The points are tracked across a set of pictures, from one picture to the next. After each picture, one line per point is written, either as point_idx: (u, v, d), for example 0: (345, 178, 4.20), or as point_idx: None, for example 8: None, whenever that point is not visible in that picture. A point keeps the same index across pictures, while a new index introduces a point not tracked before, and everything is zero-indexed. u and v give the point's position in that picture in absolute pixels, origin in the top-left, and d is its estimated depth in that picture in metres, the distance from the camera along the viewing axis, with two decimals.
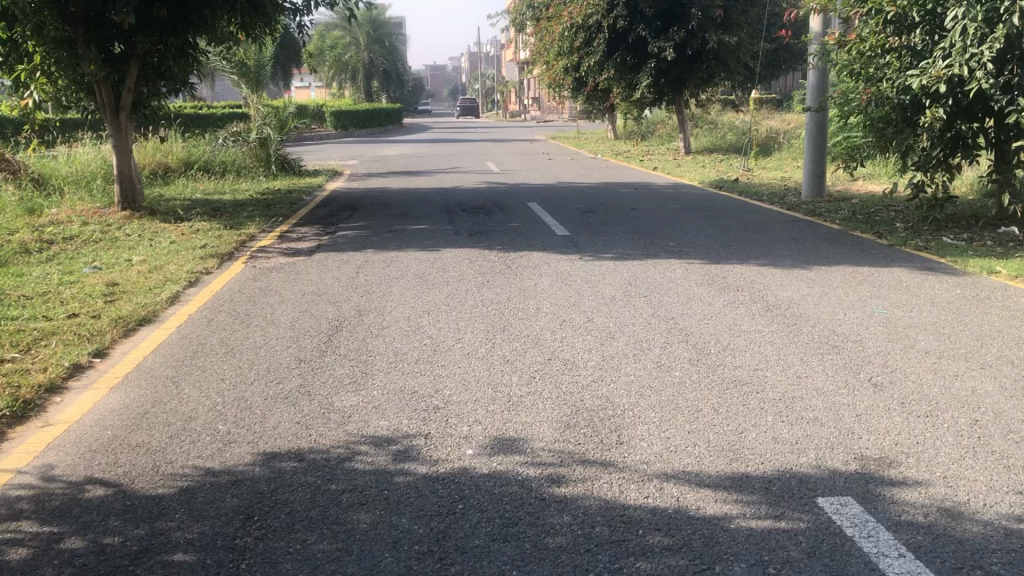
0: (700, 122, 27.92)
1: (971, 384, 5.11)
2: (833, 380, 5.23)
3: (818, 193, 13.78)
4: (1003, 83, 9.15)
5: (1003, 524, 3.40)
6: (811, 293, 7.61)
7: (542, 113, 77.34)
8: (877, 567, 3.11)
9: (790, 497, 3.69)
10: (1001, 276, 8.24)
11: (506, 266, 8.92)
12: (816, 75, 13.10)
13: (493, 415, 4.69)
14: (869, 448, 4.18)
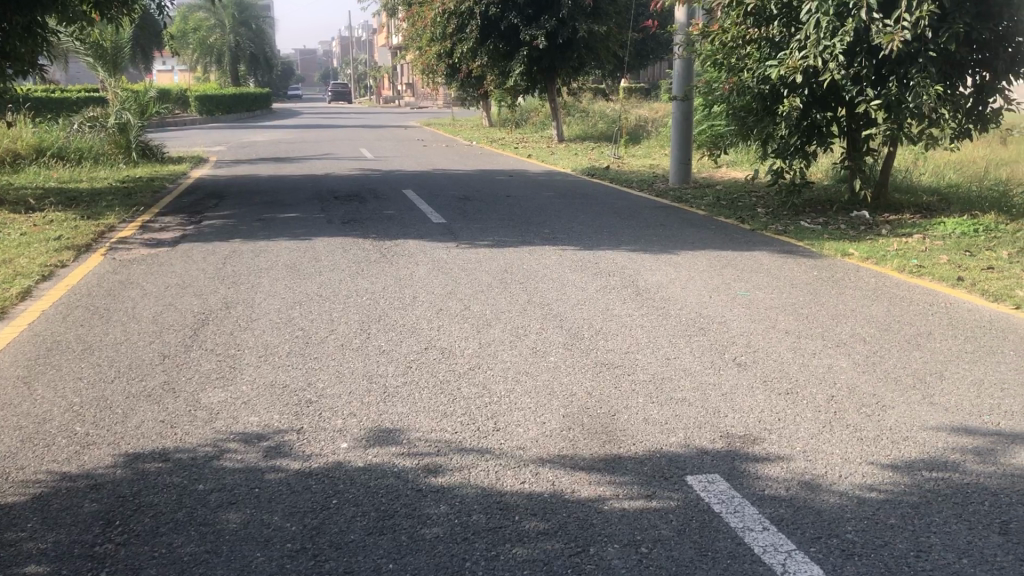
0: (572, 110, 28.32)
1: (827, 361, 5.38)
2: (700, 360, 5.41)
3: (684, 179, 14.22)
4: (853, 74, 9.64)
5: (857, 494, 3.59)
6: (679, 278, 7.83)
7: (417, 99, 76.82)
8: (743, 541, 3.23)
9: (661, 476, 3.79)
10: (853, 258, 8.71)
11: (381, 254, 8.81)
12: (681, 65, 13.49)
13: (368, 406, 4.63)
14: (734, 426, 4.34)
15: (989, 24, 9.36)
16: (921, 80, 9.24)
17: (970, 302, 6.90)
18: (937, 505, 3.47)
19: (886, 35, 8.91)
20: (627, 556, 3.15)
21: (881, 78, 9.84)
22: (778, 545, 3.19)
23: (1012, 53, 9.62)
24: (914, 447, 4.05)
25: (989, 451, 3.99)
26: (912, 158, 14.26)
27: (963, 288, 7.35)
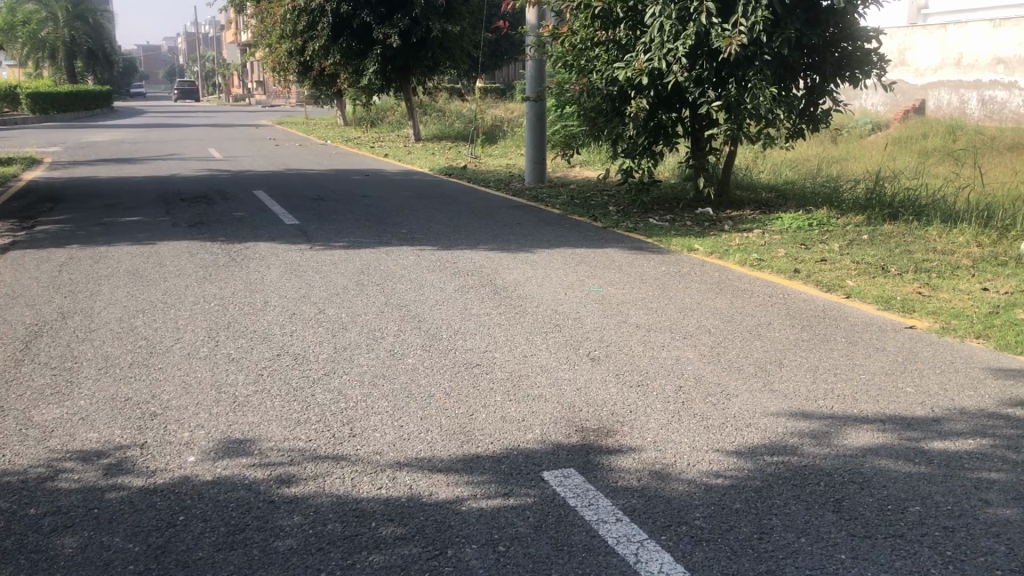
0: (428, 109, 28.26)
1: (676, 353, 5.57)
2: (556, 357, 5.49)
3: (539, 178, 14.42)
4: (695, 76, 10.05)
5: (704, 481, 3.73)
6: (535, 275, 7.94)
7: (269, 97, 74.85)
8: (598, 533, 3.29)
9: (518, 473, 3.82)
10: (698, 253, 9.06)
11: (231, 258, 8.52)
12: (534, 66, 13.68)
13: (217, 417, 4.46)
14: (589, 420, 4.43)
15: (817, 30, 9.96)
16: (757, 82, 9.72)
17: (806, 293, 7.30)
18: (778, 488, 3.65)
19: (724, 39, 9.36)
20: (485, 556, 3.16)
21: (721, 79, 10.29)
22: (631, 535, 3.27)
23: (839, 58, 10.25)
24: (756, 432, 4.24)
25: (823, 434, 4.22)
26: (752, 158, 14.98)
27: (798, 279, 7.78)
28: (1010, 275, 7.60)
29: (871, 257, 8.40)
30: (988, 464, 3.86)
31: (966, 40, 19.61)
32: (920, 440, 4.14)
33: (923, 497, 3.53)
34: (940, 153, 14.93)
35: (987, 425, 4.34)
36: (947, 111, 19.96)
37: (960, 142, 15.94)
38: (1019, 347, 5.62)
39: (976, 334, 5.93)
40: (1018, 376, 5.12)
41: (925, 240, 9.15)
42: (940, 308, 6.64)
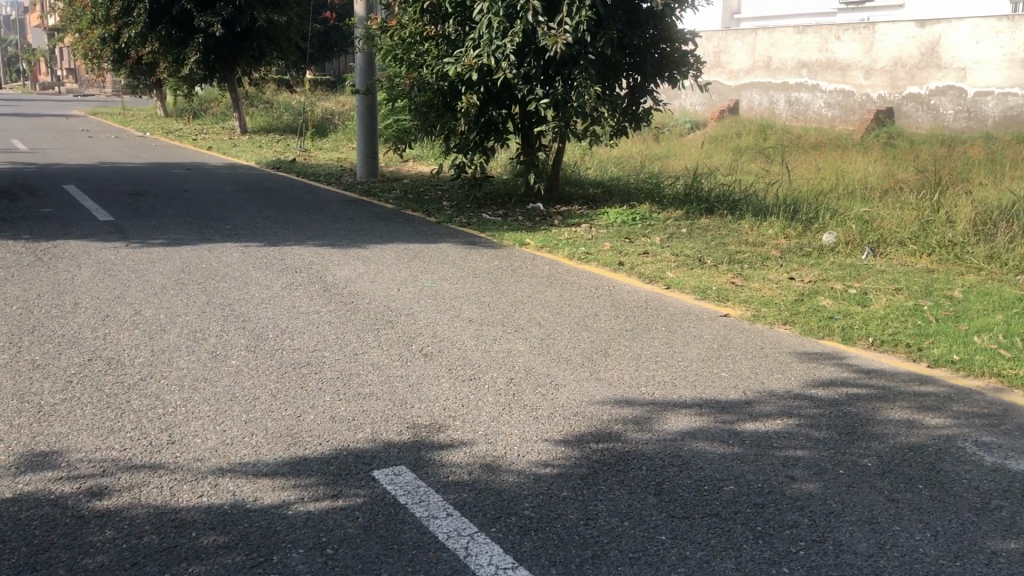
0: (255, 101, 27.36)
1: (506, 346, 5.64)
2: (387, 354, 5.43)
3: (371, 173, 14.24)
4: (523, 73, 10.21)
5: (533, 471, 3.79)
6: (366, 271, 7.84)
7: (80, 86, 70.30)
8: (428, 529, 3.28)
9: (348, 473, 3.76)
10: (529, 248, 9.21)
11: (36, 257, 7.93)
12: (363, 58, 13.49)
13: (19, 429, 4.13)
14: (420, 416, 4.41)
15: (638, 31, 10.33)
16: (583, 81, 9.99)
17: (630, 285, 7.56)
18: (603, 474, 3.76)
19: (550, 37, 9.58)
20: (312, 559, 3.08)
21: (549, 77, 10.51)
22: (461, 530, 3.28)
23: (659, 58, 10.67)
24: (582, 421, 4.35)
25: (645, 420, 4.39)
26: (580, 155, 15.39)
27: (624, 272, 8.05)
28: (813, 265, 8.16)
29: (690, 250, 8.81)
30: (793, 442, 4.12)
31: (773, 45, 20.86)
32: (733, 422, 4.37)
33: (736, 476, 3.73)
34: (751, 151, 15.83)
35: (793, 405, 4.64)
36: (758, 112, 21.14)
37: (769, 140, 16.94)
38: (821, 331, 6.05)
39: (783, 321, 6.33)
40: (821, 359, 5.50)
41: (739, 233, 9.68)
42: (751, 297, 7.04)
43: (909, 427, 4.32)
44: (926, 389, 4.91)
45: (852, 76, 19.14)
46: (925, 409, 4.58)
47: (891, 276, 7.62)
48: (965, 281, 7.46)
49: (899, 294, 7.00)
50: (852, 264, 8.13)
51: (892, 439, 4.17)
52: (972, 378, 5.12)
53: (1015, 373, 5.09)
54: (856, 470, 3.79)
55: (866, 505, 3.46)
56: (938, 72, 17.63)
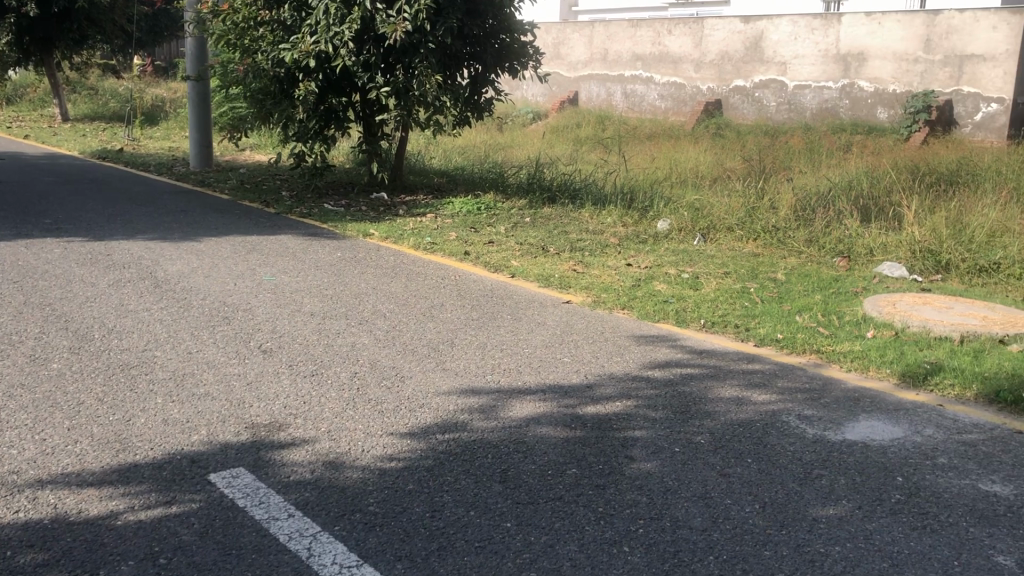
0: (77, 87, 25.72)
1: (350, 340, 5.53)
2: (223, 352, 5.22)
3: (205, 163, 13.66)
4: (362, 61, 10.05)
5: (377, 466, 3.74)
6: (201, 266, 7.51)
7: None
8: (269, 532, 3.18)
9: (181, 478, 3.59)
10: (373, 238, 9.10)
11: None
12: (194, 43, 12.90)
13: None
14: (259, 415, 4.26)
15: (478, 21, 10.37)
16: (423, 69, 9.94)
17: (474, 274, 7.59)
18: (448, 465, 3.76)
19: (389, 25, 9.54)
20: (142, 571, 2.93)
21: (389, 65, 10.40)
22: (303, 530, 3.20)
23: (499, 48, 10.74)
24: (428, 413, 4.33)
25: (490, 408, 4.42)
26: (423, 145, 15.31)
27: (468, 261, 8.07)
28: (649, 251, 8.45)
29: (533, 238, 8.94)
30: (632, 423, 4.25)
31: (610, 37, 21.39)
32: (576, 407, 4.46)
33: (578, 459, 3.81)
34: (591, 141, 16.21)
35: (632, 387, 4.79)
36: (596, 103, 21.66)
37: (608, 131, 17.40)
38: (657, 315, 6.28)
39: (621, 306, 6.52)
40: (658, 341, 5.71)
41: (580, 221, 9.90)
42: (591, 283, 7.21)
43: (738, 404, 4.54)
44: (753, 367, 5.19)
45: (683, 69, 19.90)
46: (752, 385, 4.83)
47: (720, 261, 7.97)
48: (787, 264, 7.92)
49: (728, 278, 7.34)
50: (685, 250, 8.48)
51: (723, 416, 4.37)
52: (794, 354, 5.45)
53: (832, 348, 5.44)
54: (691, 447, 3.95)
55: (700, 481, 3.60)
56: (761, 66, 18.56)
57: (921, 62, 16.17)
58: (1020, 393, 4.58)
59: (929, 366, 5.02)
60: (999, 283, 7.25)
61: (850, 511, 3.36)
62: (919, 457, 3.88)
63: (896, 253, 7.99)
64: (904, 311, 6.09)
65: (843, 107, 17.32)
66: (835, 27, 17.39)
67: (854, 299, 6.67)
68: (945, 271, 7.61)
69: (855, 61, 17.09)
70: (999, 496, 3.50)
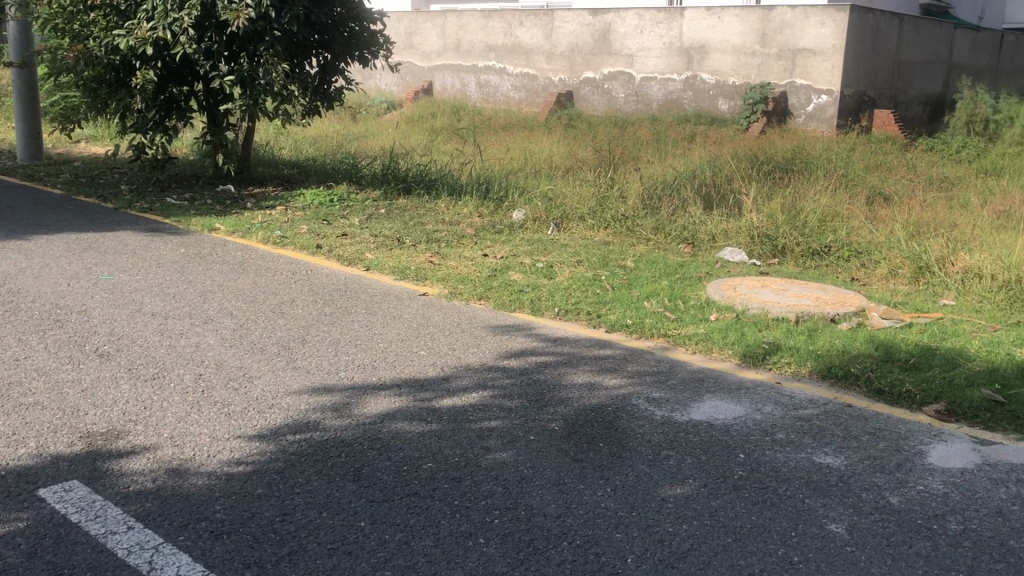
0: None
1: (194, 340, 5.30)
2: (54, 357, 4.89)
3: (34, 156, 12.79)
4: (204, 48, 9.67)
5: (224, 471, 3.60)
6: (31, 266, 7.03)
7: None
8: (105, 547, 3.00)
9: (7, 496, 3.34)
10: (220, 233, 8.76)
11: None
12: (17, 27, 12.04)
13: None
14: (95, 424, 4.02)
15: (325, 8, 10.12)
16: (268, 58, 9.65)
17: (328, 268, 7.44)
18: (300, 466, 3.65)
19: (231, 12, 9.22)
20: None
21: (233, 53, 10.04)
22: (144, 543, 3.04)
23: (348, 37, 10.53)
24: (278, 413, 4.20)
25: (344, 405, 4.33)
26: (273, 135, 14.88)
27: (321, 255, 7.89)
28: (505, 241, 8.50)
29: (388, 230, 8.83)
30: (487, 413, 4.26)
31: (462, 28, 21.37)
32: (431, 400, 4.43)
33: (434, 453, 3.79)
34: (446, 132, 16.18)
35: (488, 377, 4.81)
36: (451, 94, 21.69)
37: (463, 121, 17.40)
38: (513, 304, 6.32)
39: (478, 296, 6.53)
40: (513, 330, 5.75)
41: (435, 212, 9.87)
42: (447, 275, 7.18)
43: (590, 389, 4.63)
44: (605, 353, 5.30)
45: (535, 61, 20.15)
46: (604, 370, 4.94)
47: (573, 250, 8.12)
48: (636, 252, 8.14)
49: (581, 266, 7.47)
50: (539, 239, 8.59)
51: (576, 402, 4.44)
52: (644, 339, 5.60)
53: (679, 332, 5.63)
54: (545, 435, 4.00)
55: (554, 468, 3.65)
56: (610, 58, 18.97)
57: (758, 56, 16.89)
58: (849, 368, 4.87)
59: (768, 346, 5.27)
60: (829, 264, 7.69)
61: (696, 489, 3.48)
62: (760, 433, 4.06)
63: (737, 238, 8.35)
64: (745, 294, 6.37)
65: (687, 98, 17.93)
66: (678, 20, 17.90)
67: (699, 284, 6.92)
68: (782, 255, 8.02)
69: (698, 54, 17.67)
70: (831, 467, 3.70)
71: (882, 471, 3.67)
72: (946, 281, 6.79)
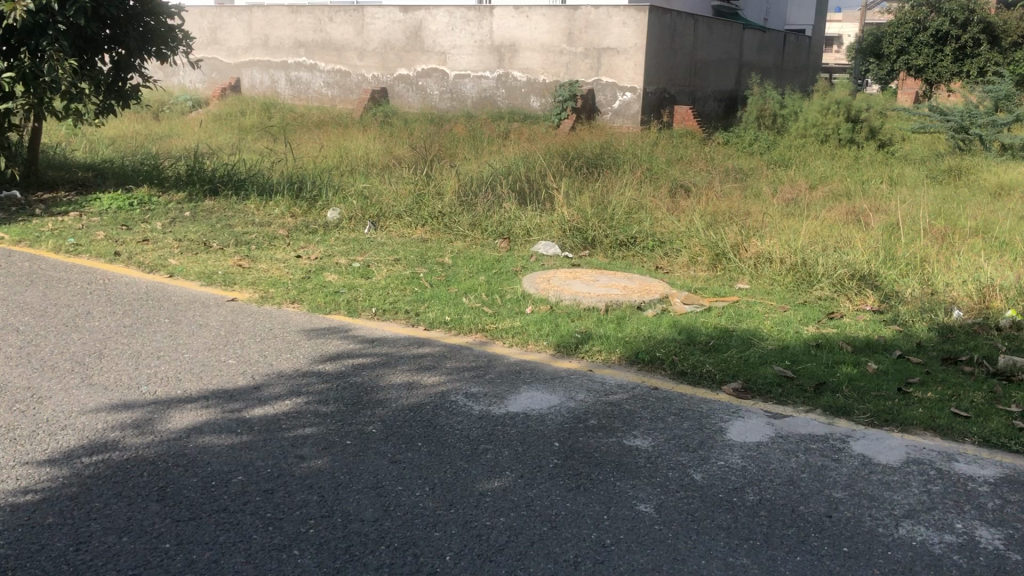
0: None
1: None
2: None
3: None
4: None
5: (8, 503, 3.31)
6: None
7: None
8: None
9: None
10: (4, 242, 8.08)
11: None
12: None
13: None
14: None
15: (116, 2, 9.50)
16: (53, 53, 8.95)
17: (127, 276, 7.00)
18: (96, 490, 3.41)
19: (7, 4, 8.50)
20: None
21: (11, 48, 9.24)
22: None
23: (143, 32, 9.94)
24: (71, 435, 3.91)
25: (145, 422, 4.09)
26: (64, 136, 13.88)
27: (119, 262, 7.43)
28: (319, 242, 8.31)
29: (193, 234, 8.43)
30: (301, 420, 4.14)
31: (269, 23, 20.74)
32: (241, 410, 4.26)
33: (244, 465, 3.64)
34: (256, 130, 15.65)
35: (301, 383, 4.67)
36: (260, 91, 21.03)
37: (273, 119, 16.89)
38: (327, 306, 6.18)
39: (291, 299, 6.34)
40: (328, 333, 5.62)
41: (245, 213, 9.52)
42: (258, 278, 6.93)
43: (408, 389, 4.60)
44: (423, 351, 5.28)
45: (346, 57, 19.83)
46: (422, 369, 4.92)
47: (390, 248, 8.03)
48: (454, 248, 8.17)
49: (398, 264, 7.41)
50: (355, 238, 8.46)
51: (394, 403, 4.40)
52: (461, 334, 5.63)
53: (495, 326, 5.68)
54: (361, 439, 3.93)
55: (372, 472, 3.59)
56: (422, 56, 18.93)
57: (565, 54, 17.34)
58: (655, 352, 5.09)
59: (580, 335, 5.42)
60: (636, 254, 8.01)
61: (513, 481, 3.53)
62: (573, 421, 4.17)
63: (549, 232, 8.54)
64: (558, 286, 6.53)
65: (500, 96, 18.20)
66: (488, 19, 18.08)
67: (514, 278, 7.03)
68: (592, 247, 8.28)
69: (508, 52, 17.94)
70: (639, 449, 3.85)
71: (687, 450, 3.85)
72: (741, 267, 7.20)
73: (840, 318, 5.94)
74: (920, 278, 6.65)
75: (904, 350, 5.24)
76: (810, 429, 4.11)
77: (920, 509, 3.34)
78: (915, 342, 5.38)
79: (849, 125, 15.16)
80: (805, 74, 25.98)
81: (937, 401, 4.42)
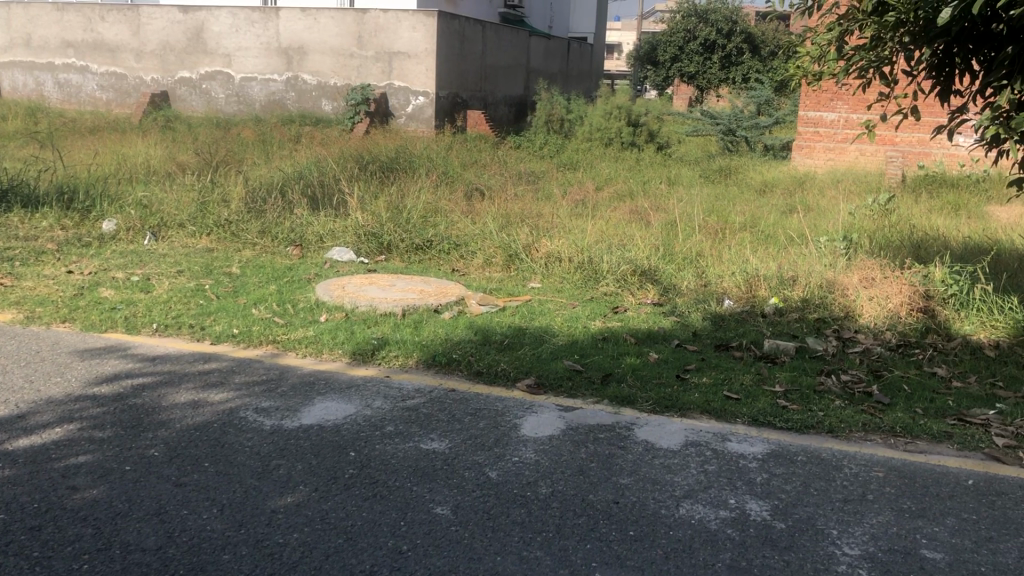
0: None
1: None
2: None
3: None
4: None
5: None
6: None
7: None
8: None
9: None
10: None
11: None
12: None
13: None
14: None
15: None
16: None
17: None
18: None
19: None
20: None
21: None
22: None
23: None
24: None
25: None
26: None
27: None
28: (94, 255, 7.76)
29: None
30: (74, 449, 3.85)
31: (31, 21, 19.20)
32: (3, 443, 3.90)
33: (7, 502, 3.33)
34: (21, 136, 14.46)
35: (74, 409, 4.34)
36: (25, 93, 19.50)
37: (40, 124, 15.64)
38: (103, 324, 5.78)
39: (61, 319, 5.88)
40: (105, 353, 5.26)
41: (6, 227, 8.75)
42: (24, 297, 6.38)
43: (193, 407, 4.38)
44: (209, 367, 5.04)
45: (121, 58, 18.68)
46: (209, 386, 4.70)
47: (172, 260, 7.63)
48: (242, 257, 7.88)
49: (181, 276, 7.05)
50: (133, 251, 7.97)
51: (177, 423, 4.17)
52: (252, 347, 5.43)
53: (288, 337, 5.53)
54: (142, 464, 3.70)
55: (153, 498, 3.39)
56: (205, 57, 18.13)
57: (355, 58, 17.10)
58: (451, 354, 5.13)
59: (376, 342, 5.37)
60: (432, 257, 8.04)
61: (306, 495, 3.44)
62: (370, 429, 4.12)
63: (344, 237, 8.41)
64: (353, 292, 6.44)
65: (289, 99, 17.74)
66: (273, 20, 17.50)
67: (307, 286, 6.88)
68: (388, 252, 8.24)
69: (296, 55, 17.51)
70: (436, 452, 3.86)
71: (482, 449, 3.90)
72: (533, 266, 7.39)
73: (625, 312, 6.23)
74: (695, 271, 7.09)
75: (682, 339, 5.57)
76: (597, 419, 4.28)
77: (697, 488, 3.56)
78: (691, 332, 5.72)
79: (629, 129, 15.97)
80: (588, 79, 27.09)
81: (711, 385, 4.72)
